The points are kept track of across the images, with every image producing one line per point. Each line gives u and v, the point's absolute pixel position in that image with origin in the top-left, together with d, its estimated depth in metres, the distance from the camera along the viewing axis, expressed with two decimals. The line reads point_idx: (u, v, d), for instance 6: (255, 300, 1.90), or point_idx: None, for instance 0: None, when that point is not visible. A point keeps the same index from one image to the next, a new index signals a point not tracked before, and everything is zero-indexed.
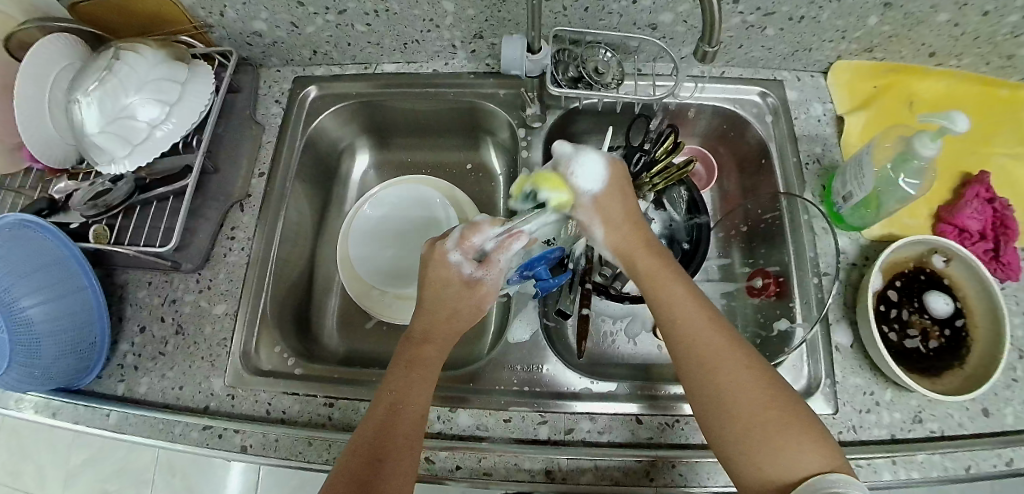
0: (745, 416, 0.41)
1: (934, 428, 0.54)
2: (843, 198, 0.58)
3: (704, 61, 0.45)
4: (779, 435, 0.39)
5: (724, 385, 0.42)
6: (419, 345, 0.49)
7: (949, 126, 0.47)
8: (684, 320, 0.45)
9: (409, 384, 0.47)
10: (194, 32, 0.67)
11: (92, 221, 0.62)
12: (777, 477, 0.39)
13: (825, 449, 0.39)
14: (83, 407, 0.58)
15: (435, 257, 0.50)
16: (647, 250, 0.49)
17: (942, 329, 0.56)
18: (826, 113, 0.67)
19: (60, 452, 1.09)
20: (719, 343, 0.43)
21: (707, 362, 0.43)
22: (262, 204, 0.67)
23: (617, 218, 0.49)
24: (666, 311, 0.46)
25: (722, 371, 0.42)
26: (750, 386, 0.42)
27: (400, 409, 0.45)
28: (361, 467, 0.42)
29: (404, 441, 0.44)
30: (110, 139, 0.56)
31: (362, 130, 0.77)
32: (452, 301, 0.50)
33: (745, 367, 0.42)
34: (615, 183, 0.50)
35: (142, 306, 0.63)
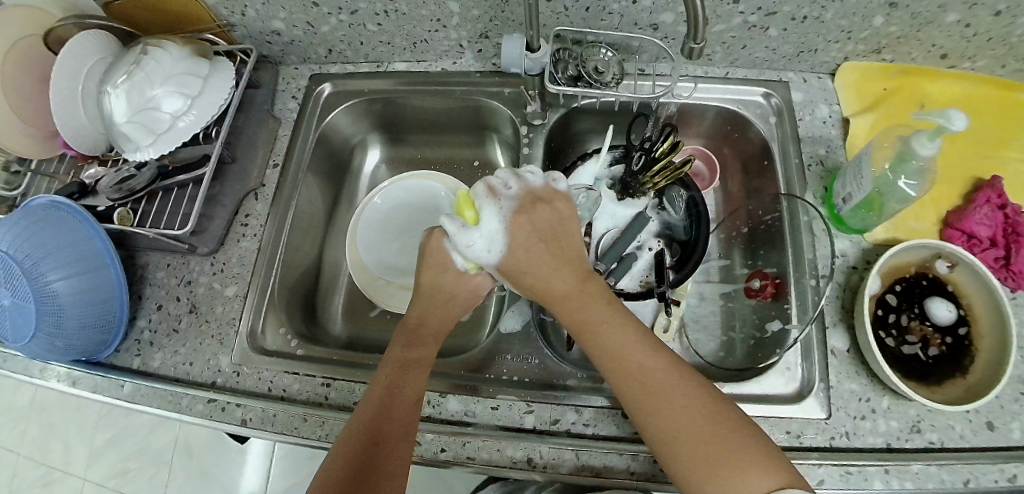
0: (683, 439, 0.42)
1: (932, 438, 0.53)
2: (843, 200, 0.57)
3: (692, 57, 0.46)
4: (725, 459, 0.40)
5: (664, 413, 0.43)
6: (416, 328, 0.53)
7: (946, 124, 0.46)
8: (619, 355, 0.45)
9: (406, 369, 0.49)
10: (217, 31, 0.70)
11: (117, 205, 0.66)
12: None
13: (774, 464, 0.40)
14: (101, 378, 0.62)
15: (434, 243, 0.53)
16: (574, 282, 0.48)
17: (944, 337, 0.55)
18: (833, 115, 0.66)
19: (86, 427, 1.15)
20: (656, 372, 0.44)
21: (645, 394, 0.44)
22: (274, 193, 0.70)
23: (533, 258, 0.49)
24: (601, 349, 0.46)
25: (660, 405, 0.43)
26: (690, 413, 0.42)
27: (396, 392, 0.47)
28: (359, 448, 0.44)
29: (401, 424, 0.46)
30: (136, 129, 0.60)
31: (374, 126, 0.79)
32: (449, 287, 0.53)
33: (683, 392, 0.43)
34: (527, 216, 0.49)
35: (160, 286, 0.67)
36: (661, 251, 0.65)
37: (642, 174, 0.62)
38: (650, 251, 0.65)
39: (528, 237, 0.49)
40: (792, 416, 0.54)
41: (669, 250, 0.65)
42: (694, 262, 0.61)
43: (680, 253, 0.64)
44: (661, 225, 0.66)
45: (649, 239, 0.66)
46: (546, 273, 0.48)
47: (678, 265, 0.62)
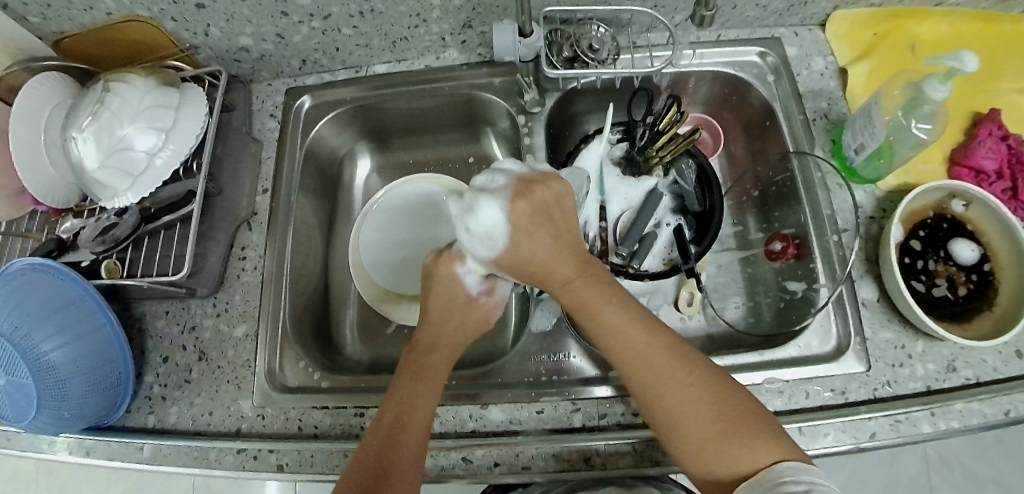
0: (690, 431, 0.41)
1: (968, 375, 0.53)
2: (855, 151, 0.57)
3: (701, 24, 0.48)
4: (729, 445, 0.40)
5: (668, 393, 0.42)
6: (426, 353, 0.50)
7: (958, 66, 0.47)
8: (624, 339, 0.44)
9: (415, 395, 0.47)
10: (181, 56, 0.65)
11: (103, 258, 0.61)
12: (731, 472, 0.40)
13: (778, 442, 0.39)
14: (116, 443, 0.59)
15: (439, 274, 0.52)
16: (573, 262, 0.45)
17: (969, 275, 0.55)
18: (828, 66, 0.66)
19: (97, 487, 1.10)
20: (659, 353, 0.43)
21: (648, 373, 0.42)
22: (269, 220, 0.66)
23: (544, 246, 0.45)
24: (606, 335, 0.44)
25: (658, 383, 0.42)
26: (695, 392, 0.41)
27: (404, 419, 0.45)
28: (365, 476, 0.41)
29: (408, 454, 0.44)
30: (111, 174, 0.56)
31: (361, 134, 0.76)
32: (457, 313, 0.52)
33: (695, 380, 0.42)
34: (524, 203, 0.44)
35: (162, 337, 0.63)
36: (680, 225, 0.62)
37: (648, 148, 0.61)
38: (669, 227, 0.63)
39: (526, 232, 0.44)
40: (834, 374, 0.54)
41: (684, 222, 0.63)
42: (713, 233, 0.60)
43: (697, 225, 0.63)
44: (673, 197, 0.64)
45: (665, 214, 0.64)
46: (555, 261, 0.45)
47: (697, 238, 0.62)
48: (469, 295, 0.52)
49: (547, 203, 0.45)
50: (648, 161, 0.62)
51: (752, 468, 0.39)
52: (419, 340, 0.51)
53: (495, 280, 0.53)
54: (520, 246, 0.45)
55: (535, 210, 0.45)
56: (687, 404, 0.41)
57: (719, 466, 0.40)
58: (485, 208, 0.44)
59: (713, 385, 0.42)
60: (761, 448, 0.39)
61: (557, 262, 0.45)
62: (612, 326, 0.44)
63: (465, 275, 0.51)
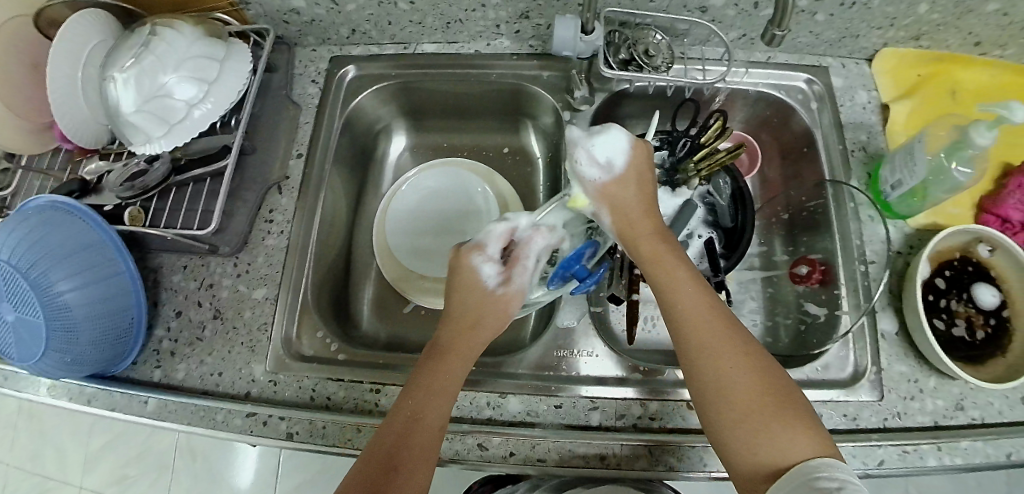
0: (741, 403, 0.40)
1: (975, 415, 0.55)
2: (891, 187, 0.58)
3: (769, 44, 0.48)
4: (775, 425, 0.39)
5: (723, 364, 0.42)
6: (442, 355, 0.47)
7: (1007, 115, 0.48)
8: (689, 303, 0.44)
9: (429, 395, 0.44)
10: (229, 10, 0.64)
11: (127, 204, 0.60)
12: (771, 461, 0.38)
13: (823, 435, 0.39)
14: (119, 394, 0.58)
15: (459, 262, 0.50)
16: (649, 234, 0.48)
17: (987, 319, 0.57)
18: (872, 101, 0.66)
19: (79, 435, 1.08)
20: (716, 321, 0.44)
21: (707, 341, 0.43)
22: (300, 185, 0.65)
23: (631, 211, 0.49)
24: (667, 292, 0.45)
25: (712, 351, 0.42)
26: (747, 368, 0.41)
27: (420, 417, 0.43)
28: (370, 475, 0.40)
29: (419, 454, 0.41)
30: (147, 119, 0.55)
31: (399, 111, 0.75)
32: (473, 308, 0.49)
33: (750, 361, 0.42)
34: (640, 164, 0.51)
35: (178, 291, 0.62)
36: (712, 238, 0.63)
37: (687, 161, 0.61)
38: (700, 239, 0.64)
39: (633, 178, 0.50)
40: (848, 402, 0.55)
41: (716, 236, 0.64)
42: (742, 251, 0.61)
43: (728, 241, 0.64)
44: (707, 211, 0.64)
45: (698, 226, 0.64)
46: (638, 218, 0.49)
47: (728, 253, 0.62)
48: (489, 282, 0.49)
49: (641, 165, 0.51)
50: (682, 174, 0.62)
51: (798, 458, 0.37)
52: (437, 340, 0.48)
53: (513, 264, 0.51)
54: (614, 195, 0.50)
55: (643, 179, 0.51)
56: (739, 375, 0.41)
57: (762, 450, 0.38)
58: (611, 135, 0.50)
59: (764, 369, 0.42)
60: (808, 436, 0.38)
61: (639, 228, 0.49)
62: (678, 282, 0.45)
63: (483, 265, 0.50)
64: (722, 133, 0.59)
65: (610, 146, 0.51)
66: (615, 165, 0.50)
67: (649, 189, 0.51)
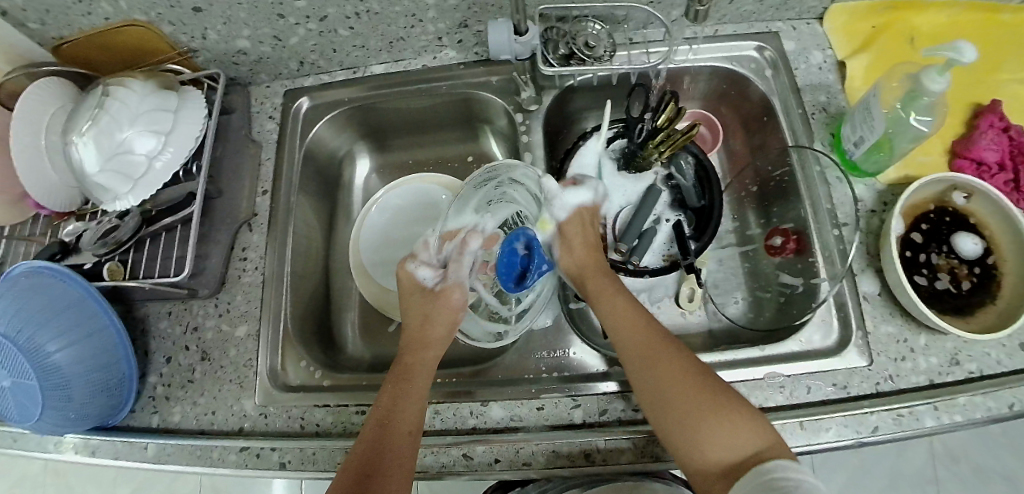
0: (680, 404, 0.44)
1: (971, 368, 0.53)
2: (855, 144, 0.57)
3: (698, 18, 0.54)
4: (717, 422, 0.42)
5: (661, 371, 0.46)
6: (408, 364, 0.52)
7: (957, 57, 0.46)
8: (633, 328, 0.50)
9: (399, 398, 0.48)
10: (179, 59, 0.66)
11: (105, 260, 0.61)
12: (716, 459, 0.42)
13: (765, 429, 0.42)
14: (121, 443, 0.59)
15: (403, 274, 0.57)
16: (597, 272, 0.56)
17: (971, 269, 0.55)
18: (827, 60, 0.65)
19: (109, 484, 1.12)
20: (652, 335, 0.49)
21: (646, 354, 0.48)
22: (269, 220, 0.66)
23: (579, 249, 0.57)
24: (611, 316, 0.52)
25: (656, 363, 0.47)
26: (683, 372, 0.46)
27: (388, 422, 0.46)
28: (350, 480, 0.43)
29: (393, 456, 0.44)
30: (111, 177, 0.56)
31: (359, 134, 0.76)
32: (424, 307, 0.55)
33: (686, 366, 0.46)
34: (585, 216, 0.60)
35: (165, 338, 0.64)
36: (679, 221, 0.64)
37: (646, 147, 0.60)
38: (668, 223, 0.65)
39: (579, 225, 0.59)
40: (836, 369, 0.54)
41: (684, 217, 0.64)
42: (712, 231, 0.60)
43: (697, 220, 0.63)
44: (671, 194, 0.65)
45: (664, 210, 0.65)
46: (580, 250, 0.57)
47: (697, 234, 0.62)
48: (429, 288, 0.55)
49: (587, 220, 0.59)
50: (645, 159, 0.62)
51: (741, 454, 0.41)
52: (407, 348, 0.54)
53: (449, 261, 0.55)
54: (572, 235, 0.58)
55: (588, 219, 0.60)
56: (676, 378, 0.46)
57: (709, 449, 0.42)
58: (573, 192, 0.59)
59: (705, 376, 0.46)
60: (748, 428, 0.42)
61: (585, 264, 0.57)
62: (617, 306, 0.52)
63: (418, 270, 0.56)
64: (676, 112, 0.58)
65: (574, 196, 0.60)
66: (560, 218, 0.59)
67: (591, 234, 0.59)
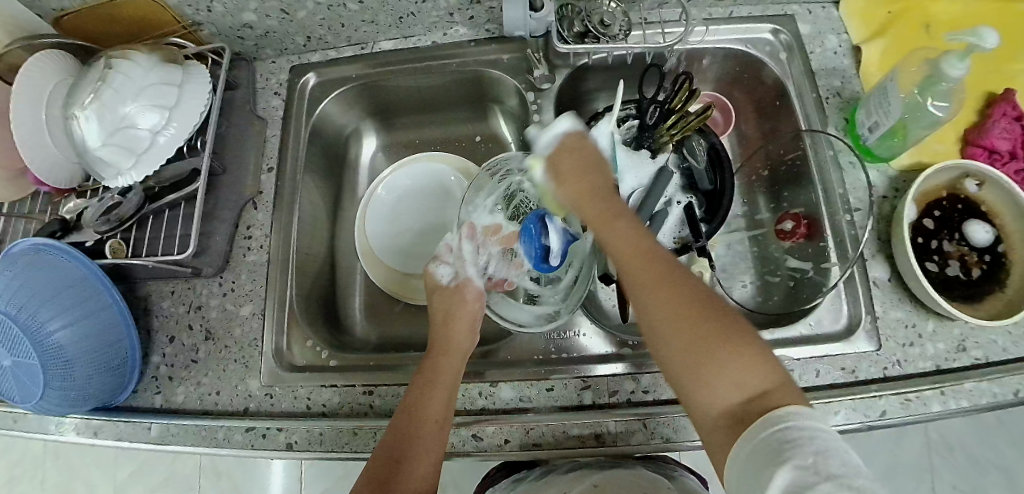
0: (682, 347, 0.40)
1: (978, 355, 0.53)
2: (869, 130, 0.57)
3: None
4: (720, 368, 0.38)
5: (654, 307, 0.42)
6: (438, 355, 0.52)
7: (978, 43, 0.46)
8: (635, 258, 0.45)
9: (429, 390, 0.48)
10: (183, 33, 0.64)
11: (107, 237, 0.60)
12: (719, 401, 0.38)
13: (775, 381, 0.37)
14: (123, 423, 0.59)
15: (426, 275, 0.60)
16: (595, 193, 0.50)
17: (981, 256, 0.55)
18: (842, 45, 0.65)
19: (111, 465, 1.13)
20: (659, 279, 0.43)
21: (642, 278, 0.43)
22: (274, 198, 0.66)
23: (578, 181, 0.51)
24: (612, 242, 0.47)
25: (654, 289, 0.42)
26: (687, 313, 0.41)
27: (417, 413, 0.47)
28: (380, 467, 0.45)
29: (423, 446, 0.45)
30: (114, 151, 0.55)
31: (366, 113, 0.75)
32: (450, 304, 0.56)
33: (692, 307, 0.41)
34: (570, 148, 0.53)
35: (168, 317, 0.63)
36: (691, 203, 0.63)
37: (660, 127, 0.61)
38: (679, 205, 0.64)
39: (580, 161, 0.52)
40: (844, 354, 0.54)
41: (695, 199, 0.64)
42: (723, 216, 0.62)
43: (708, 202, 0.64)
44: (683, 176, 0.65)
45: (676, 192, 0.64)
46: (588, 179, 0.51)
47: (708, 216, 0.63)
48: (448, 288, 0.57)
49: (578, 160, 0.52)
50: (655, 140, 0.62)
51: (747, 397, 0.37)
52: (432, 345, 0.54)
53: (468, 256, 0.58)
54: (560, 162, 0.52)
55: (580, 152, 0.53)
56: (676, 320, 0.41)
57: (712, 388, 0.38)
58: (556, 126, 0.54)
59: (714, 319, 0.40)
60: (756, 377, 0.37)
61: (591, 190, 0.50)
62: (617, 231, 0.47)
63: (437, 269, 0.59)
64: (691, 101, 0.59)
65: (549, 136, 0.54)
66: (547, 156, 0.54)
67: (588, 159, 0.53)
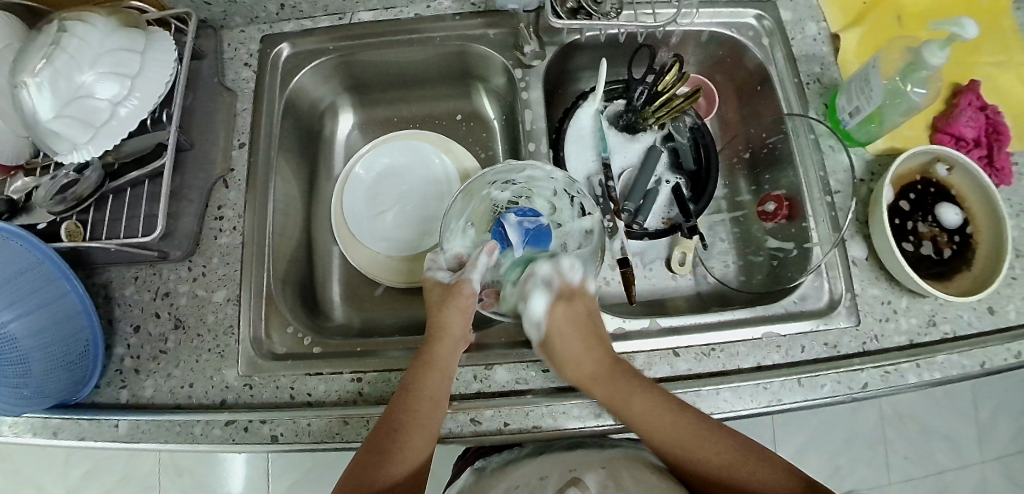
0: (718, 474, 0.47)
1: (947, 329, 0.56)
2: (850, 114, 0.59)
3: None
4: (752, 475, 0.46)
5: (690, 455, 0.47)
6: (436, 341, 0.51)
7: (960, 33, 0.48)
8: (658, 421, 0.47)
9: (426, 375, 0.48)
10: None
11: (62, 218, 0.56)
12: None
13: (789, 471, 0.46)
14: (87, 421, 0.55)
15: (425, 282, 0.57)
16: (592, 349, 0.52)
17: (951, 237, 0.58)
18: (822, 32, 0.66)
19: (62, 465, 1.06)
20: (673, 416, 0.47)
21: (667, 436, 0.47)
22: (247, 177, 0.62)
23: (565, 331, 0.52)
24: (636, 418, 0.48)
25: (684, 442, 0.47)
26: (711, 449, 0.47)
27: (413, 393, 0.47)
28: (379, 438, 0.46)
29: (418, 425, 0.46)
30: (69, 123, 0.50)
31: (344, 87, 0.72)
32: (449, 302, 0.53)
33: (715, 437, 0.47)
34: (569, 326, 0.53)
35: (133, 305, 0.59)
36: (679, 184, 0.65)
37: (645, 109, 0.62)
38: (668, 184, 0.66)
39: (570, 319, 0.53)
40: (826, 329, 0.55)
41: (681, 179, 0.65)
42: (708, 196, 0.63)
43: (693, 182, 0.65)
44: (670, 155, 0.66)
45: (665, 172, 0.66)
46: (574, 347, 0.51)
47: (695, 196, 0.64)
48: (446, 284, 0.55)
49: (580, 313, 0.54)
50: (643, 122, 0.63)
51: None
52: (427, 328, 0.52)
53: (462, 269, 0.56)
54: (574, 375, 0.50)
55: (578, 301, 0.54)
56: (707, 454, 0.47)
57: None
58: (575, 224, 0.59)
59: (729, 441, 0.47)
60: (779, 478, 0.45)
61: (590, 371, 0.50)
62: (638, 408, 0.48)
63: (433, 272, 0.57)
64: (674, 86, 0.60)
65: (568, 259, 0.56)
66: (543, 331, 0.53)
67: (581, 317, 0.53)
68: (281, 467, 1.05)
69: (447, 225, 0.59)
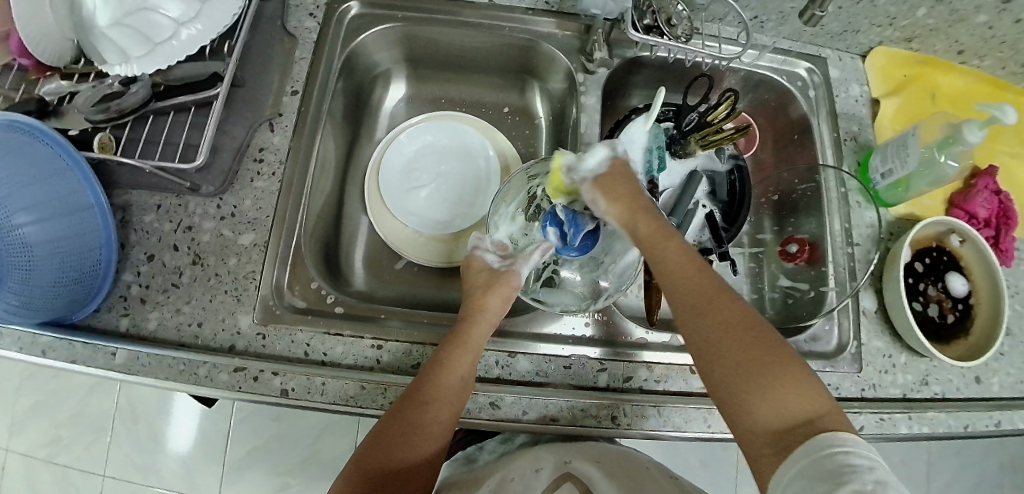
0: (730, 355, 0.42)
1: (937, 390, 0.59)
2: (882, 176, 0.63)
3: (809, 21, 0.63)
4: (770, 376, 0.40)
5: (709, 328, 0.44)
6: (472, 322, 0.51)
7: (1000, 116, 0.52)
8: (683, 281, 0.47)
9: (456, 353, 0.47)
10: None
11: (97, 129, 0.53)
12: (762, 415, 0.39)
13: (813, 399, 0.39)
14: (81, 344, 0.52)
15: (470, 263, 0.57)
16: (642, 217, 0.52)
17: (955, 304, 0.61)
18: (863, 95, 0.70)
19: (11, 391, 1.01)
20: (707, 283, 0.46)
21: (698, 304, 0.45)
22: (295, 126, 0.61)
23: (623, 191, 0.53)
24: (664, 269, 0.48)
25: (715, 312, 0.44)
26: (739, 331, 0.43)
27: (445, 366, 0.46)
28: (403, 405, 0.45)
29: (445, 400, 0.45)
30: (127, 34, 0.49)
31: (402, 57, 0.72)
32: (490, 286, 0.54)
33: (747, 321, 0.43)
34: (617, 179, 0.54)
35: (150, 233, 0.56)
36: (713, 210, 0.67)
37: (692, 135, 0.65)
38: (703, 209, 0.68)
39: (618, 192, 0.53)
40: (832, 371, 0.58)
41: (714, 207, 0.68)
42: (740, 224, 0.66)
43: (725, 211, 0.68)
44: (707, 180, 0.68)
45: (701, 196, 0.68)
46: (627, 201, 0.53)
47: (728, 222, 0.67)
48: (494, 269, 0.56)
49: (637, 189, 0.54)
50: (685, 147, 0.66)
51: (787, 415, 0.39)
52: (465, 309, 0.52)
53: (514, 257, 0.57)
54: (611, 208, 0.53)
55: (618, 181, 0.54)
56: (725, 331, 0.43)
57: (760, 402, 0.40)
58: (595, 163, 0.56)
59: (758, 337, 0.42)
60: (792, 394, 0.39)
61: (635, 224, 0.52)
62: (673, 262, 0.48)
63: (480, 254, 0.58)
64: (805, 14, 0.62)
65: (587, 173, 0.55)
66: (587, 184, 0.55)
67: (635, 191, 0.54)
68: (244, 429, 1.01)
69: (496, 211, 0.60)
